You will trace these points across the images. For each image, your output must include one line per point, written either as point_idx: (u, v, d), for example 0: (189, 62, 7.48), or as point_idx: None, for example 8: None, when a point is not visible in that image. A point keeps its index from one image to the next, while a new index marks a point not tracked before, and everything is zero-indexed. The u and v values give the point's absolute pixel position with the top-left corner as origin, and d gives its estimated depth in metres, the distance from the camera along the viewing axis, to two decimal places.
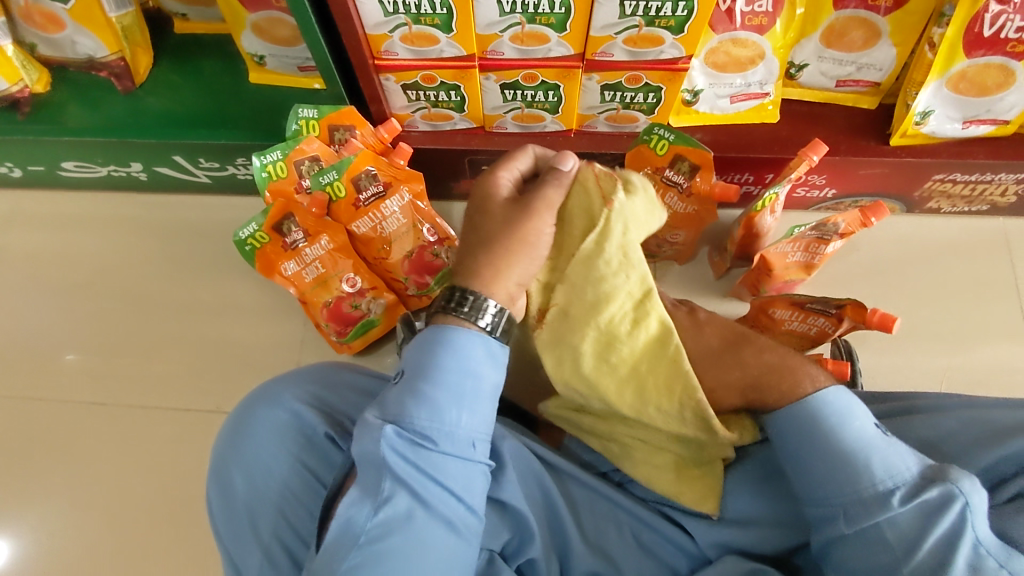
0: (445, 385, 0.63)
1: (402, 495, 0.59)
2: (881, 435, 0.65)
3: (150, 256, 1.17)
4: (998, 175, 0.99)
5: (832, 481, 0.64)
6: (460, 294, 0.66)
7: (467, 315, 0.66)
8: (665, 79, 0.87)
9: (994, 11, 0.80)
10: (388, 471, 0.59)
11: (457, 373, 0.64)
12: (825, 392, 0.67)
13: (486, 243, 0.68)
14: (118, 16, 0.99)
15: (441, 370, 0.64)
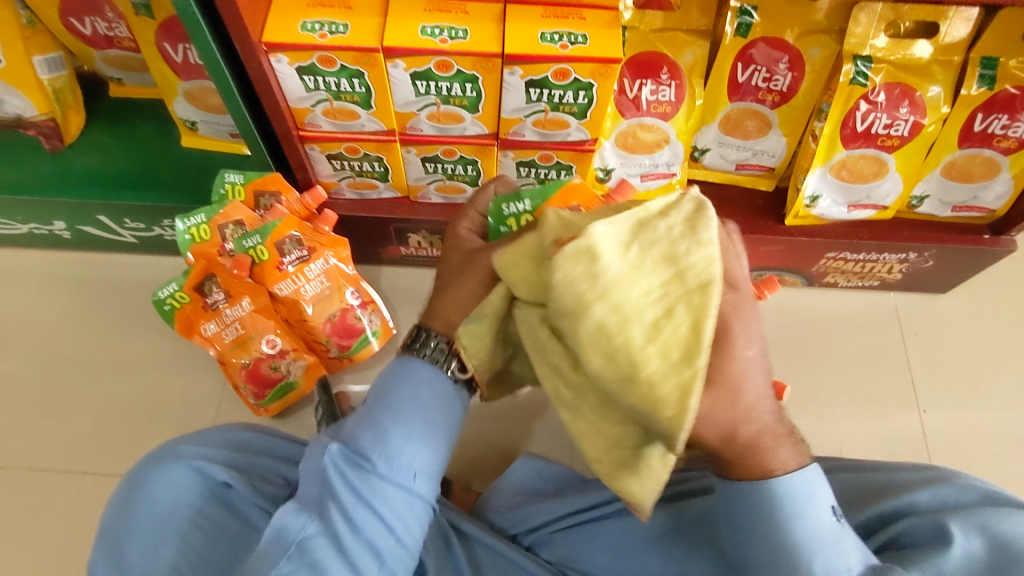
0: (402, 416, 0.61)
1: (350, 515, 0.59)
2: (835, 528, 0.57)
3: (66, 315, 1.15)
4: (883, 255, 1.07)
5: (768, 572, 0.57)
6: (425, 335, 0.65)
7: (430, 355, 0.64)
8: (575, 159, 0.93)
9: (863, 109, 0.91)
10: (339, 489, 0.59)
11: (415, 407, 0.62)
12: (791, 474, 0.56)
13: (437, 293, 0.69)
14: (50, 78, 1.02)
15: (401, 400, 0.62)
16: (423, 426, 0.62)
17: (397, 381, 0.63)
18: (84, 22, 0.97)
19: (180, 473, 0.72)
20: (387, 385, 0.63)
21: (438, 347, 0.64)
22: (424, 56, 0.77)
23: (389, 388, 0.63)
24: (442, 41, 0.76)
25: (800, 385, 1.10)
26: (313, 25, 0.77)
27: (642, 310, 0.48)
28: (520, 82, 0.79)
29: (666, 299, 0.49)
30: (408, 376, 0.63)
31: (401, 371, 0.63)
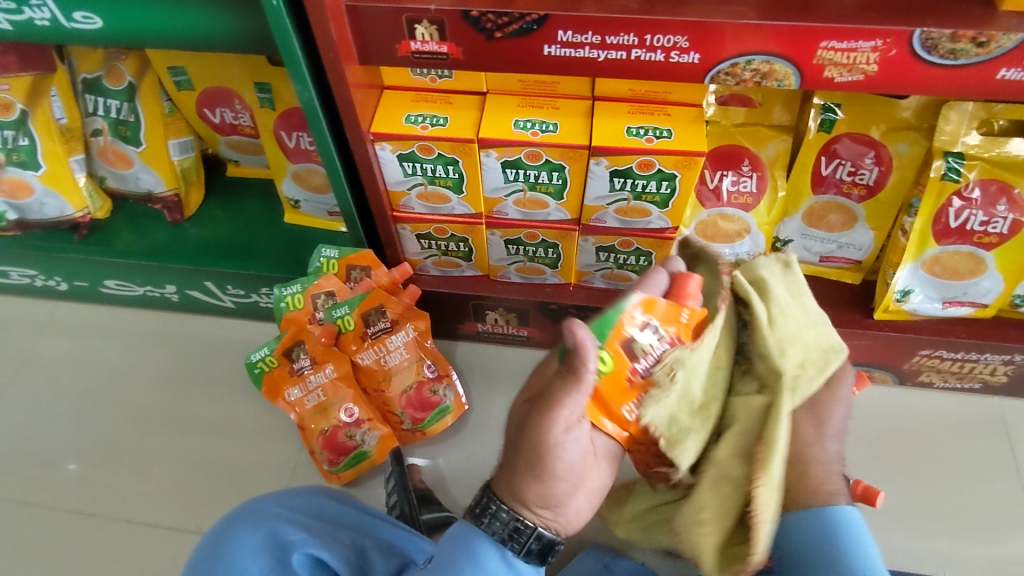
0: None
1: None
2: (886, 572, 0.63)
3: (166, 372, 1.23)
4: (985, 356, 1.01)
5: None
6: (488, 502, 0.60)
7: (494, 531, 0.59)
8: (655, 245, 0.94)
9: (956, 206, 0.89)
10: None
11: None
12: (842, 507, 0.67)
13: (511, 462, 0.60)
14: (180, 159, 1.15)
15: None
16: None
17: (461, 557, 0.59)
18: (215, 112, 1.09)
19: (258, 538, 0.73)
20: (456, 550, 0.60)
21: (505, 526, 0.59)
22: (515, 146, 0.82)
23: (457, 563, 0.59)
24: (533, 134, 0.81)
25: (897, 492, 1.02)
26: (416, 117, 0.83)
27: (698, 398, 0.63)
28: (605, 171, 0.83)
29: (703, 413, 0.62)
30: (480, 554, 0.59)
31: (467, 546, 0.60)
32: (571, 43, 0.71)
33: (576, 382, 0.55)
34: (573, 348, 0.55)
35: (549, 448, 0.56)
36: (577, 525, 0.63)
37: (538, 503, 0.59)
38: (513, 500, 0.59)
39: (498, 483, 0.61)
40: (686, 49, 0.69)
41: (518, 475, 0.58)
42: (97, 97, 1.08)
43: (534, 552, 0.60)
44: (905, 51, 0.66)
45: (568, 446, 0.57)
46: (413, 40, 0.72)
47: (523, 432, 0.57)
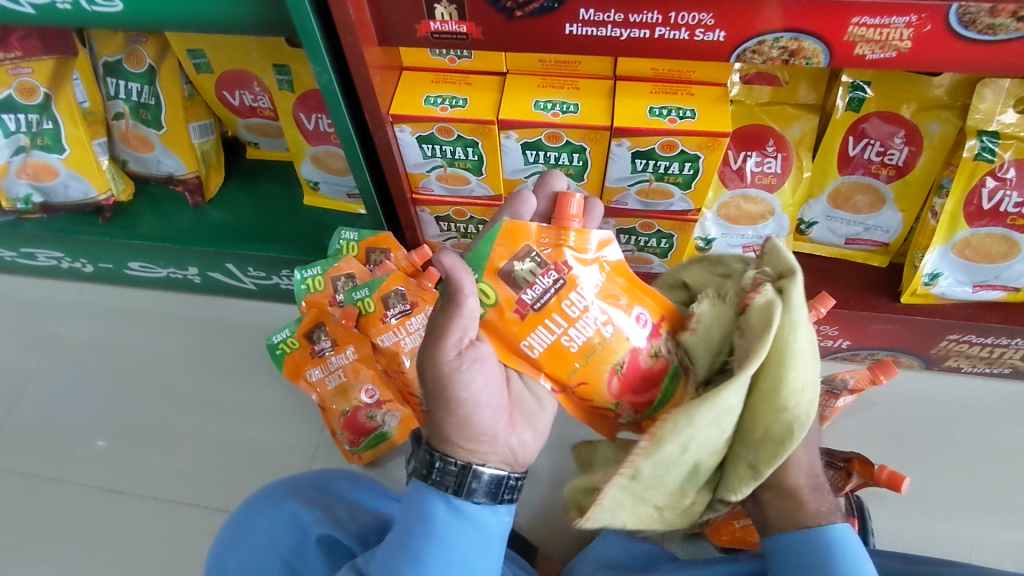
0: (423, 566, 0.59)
1: None
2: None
3: (189, 353, 1.25)
4: (1015, 341, 0.98)
5: None
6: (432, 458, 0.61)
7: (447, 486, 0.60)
8: (676, 227, 0.93)
9: (990, 186, 0.86)
10: None
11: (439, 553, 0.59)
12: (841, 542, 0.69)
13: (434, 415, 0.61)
14: (200, 142, 1.16)
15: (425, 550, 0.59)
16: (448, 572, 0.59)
17: (416, 517, 0.60)
18: (235, 95, 1.09)
19: (281, 518, 0.74)
20: (408, 513, 0.61)
21: (452, 474, 0.60)
22: (535, 127, 0.81)
23: (413, 523, 0.60)
24: (554, 115, 0.80)
25: (921, 478, 1.01)
26: (435, 99, 0.83)
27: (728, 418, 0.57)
28: (627, 153, 0.82)
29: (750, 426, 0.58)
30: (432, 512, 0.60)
31: (418, 505, 0.60)
32: (593, 22, 0.69)
33: (455, 308, 0.56)
34: (444, 276, 0.56)
35: (459, 383, 0.57)
36: (519, 452, 0.64)
37: (466, 438, 0.60)
38: (450, 446, 0.60)
39: (431, 434, 0.62)
40: (712, 27, 0.67)
41: (438, 421, 0.60)
42: (118, 80, 1.09)
43: (487, 491, 0.61)
44: (941, 26, 0.63)
45: (471, 372, 0.58)
46: (432, 20, 0.71)
47: (425, 372, 0.59)
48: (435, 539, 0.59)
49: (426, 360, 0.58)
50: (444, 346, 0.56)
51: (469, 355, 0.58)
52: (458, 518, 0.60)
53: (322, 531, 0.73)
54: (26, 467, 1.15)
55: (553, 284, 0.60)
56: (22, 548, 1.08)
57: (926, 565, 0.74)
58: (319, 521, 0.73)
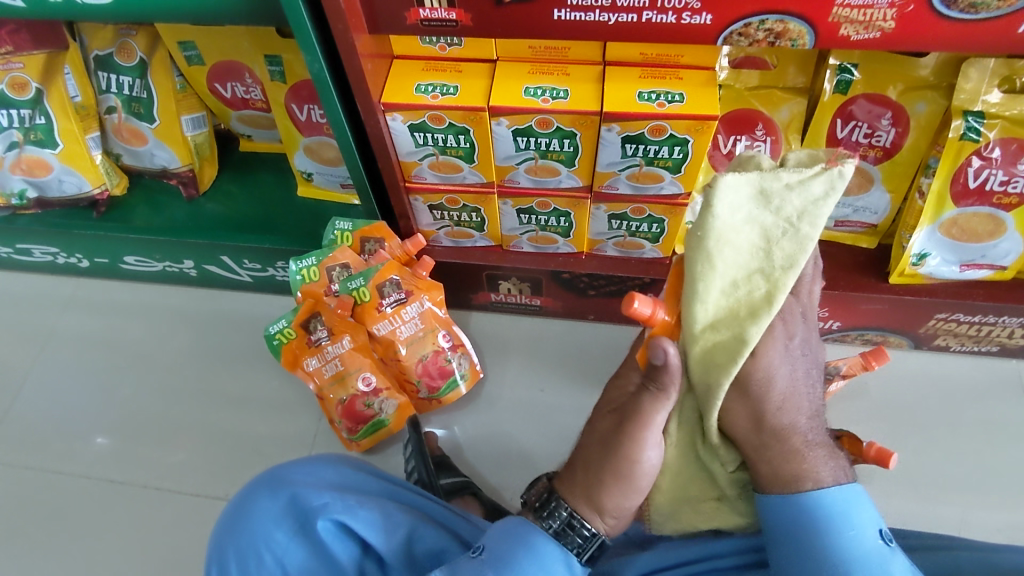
0: None
1: None
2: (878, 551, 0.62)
3: (187, 345, 1.26)
4: (1002, 318, 1.00)
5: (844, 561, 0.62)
6: (555, 503, 0.65)
7: (554, 526, 0.64)
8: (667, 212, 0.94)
9: (975, 165, 0.88)
10: None
11: None
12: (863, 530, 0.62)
13: (596, 471, 0.64)
14: (193, 135, 1.16)
15: (516, 570, 0.62)
16: None
17: (519, 550, 0.63)
18: (227, 87, 1.09)
19: (280, 504, 0.75)
20: (515, 544, 0.63)
21: (564, 522, 0.64)
22: (525, 114, 0.81)
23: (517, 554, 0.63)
24: (544, 101, 0.81)
25: (911, 456, 1.02)
26: (427, 87, 0.83)
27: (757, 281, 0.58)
28: (617, 138, 0.82)
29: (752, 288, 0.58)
30: (539, 546, 0.63)
31: (526, 540, 0.63)
32: (581, 7, 0.70)
33: (664, 398, 0.60)
34: (659, 366, 0.58)
35: (632, 459, 0.62)
36: (623, 528, 0.68)
37: (610, 511, 0.64)
38: (590, 510, 0.64)
39: (573, 495, 0.65)
40: (698, 10, 0.68)
41: (599, 484, 0.64)
42: (110, 75, 1.09)
43: (584, 552, 0.64)
44: (923, 6, 0.64)
45: (648, 451, 0.62)
46: (422, 7, 0.72)
47: (612, 448, 0.63)
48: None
49: (625, 439, 0.62)
50: (640, 433, 0.61)
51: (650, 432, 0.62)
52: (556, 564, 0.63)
53: (326, 517, 0.73)
54: (28, 460, 1.16)
55: None
56: (26, 540, 1.09)
57: (915, 538, 0.75)
58: (320, 507, 0.74)
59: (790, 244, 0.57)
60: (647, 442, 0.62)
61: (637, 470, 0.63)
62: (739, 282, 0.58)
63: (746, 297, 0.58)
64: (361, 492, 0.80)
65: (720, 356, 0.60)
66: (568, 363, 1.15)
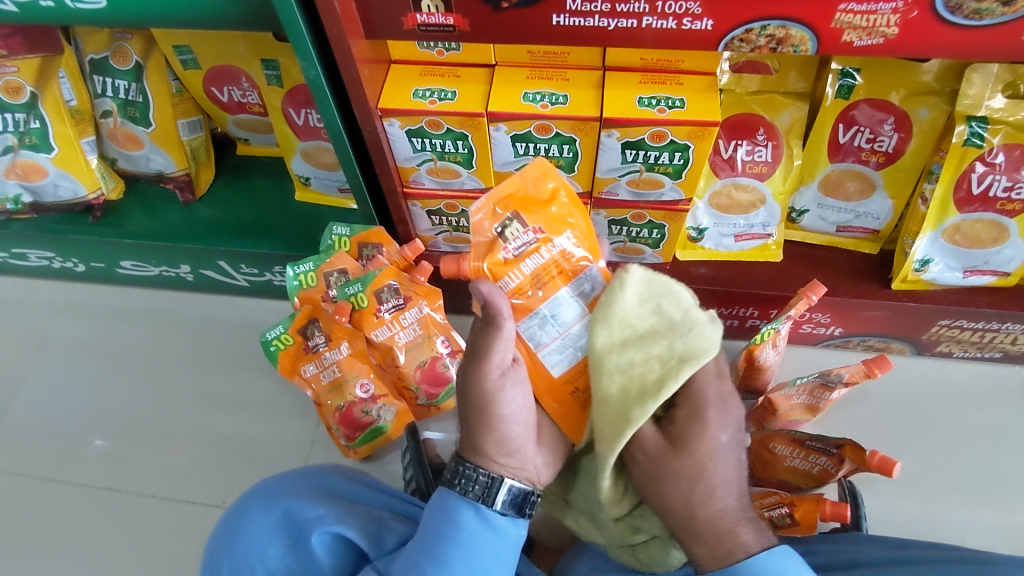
0: (439, 560, 0.63)
1: None
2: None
3: (183, 350, 1.25)
4: (1005, 325, 0.99)
5: None
6: (459, 468, 0.66)
7: (473, 492, 0.65)
8: (667, 217, 0.93)
9: (979, 171, 0.87)
10: None
11: (457, 549, 0.64)
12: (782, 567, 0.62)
13: (469, 417, 0.67)
14: (190, 139, 1.15)
15: (444, 542, 0.64)
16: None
17: (443, 523, 0.65)
18: (223, 91, 1.08)
19: (273, 518, 0.74)
20: (431, 524, 0.65)
21: (481, 484, 0.65)
22: (524, 119, 0.80)
23: (436, 531, 0.65)
24: (543, 106, 0.80)
25: (914, 463, 1.01)
26: (424, 92, 0.82)
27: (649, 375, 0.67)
28: (617, 143, 0.81)
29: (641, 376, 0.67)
30: (453, 516, 0.65)
31: (447, 511, 0.65)
32: (580, 12, 0.69)
33: (495, 329, 0.65)
34: (484, 304, 0.66)
35: (488, 394, 0.65)
36: (544, 468, 0.72)
37: (499, 451, 0.67)
38: (485, 460, 0.67)
39: (467, 452, 0.67)
40: (699, 16, 0.67)
41: (474, 430, 0.67)
42: (105, 78, 1.08)
43: (509, 505, 0.66)
44: (926, 11, 0.63)
45: (506, 391, 0.66)
46: (419, 12, 0.71)
47: (468, 390, 0.66)
48: (458, 545, 0.64)
49: (470, 377, 0.66)
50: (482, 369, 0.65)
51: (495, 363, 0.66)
52: (472, 525, 0.65)
53: (321, 530, 0.72)
54: (23, 466, 1.15)
55: (527, 238, 0.71)
56: (21, 547, 1.08)
57: (919, 550, 0.74)
58: (313, 520, 0.73)
59: (691, 338, 0.67)
60: (492, 380, 0.65)
61: (500, 405, 0.66)
62: (637, 363, 0.68)
63: (640, 378, 0.67)
64: (355, 501, 0.79)
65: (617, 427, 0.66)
66: None
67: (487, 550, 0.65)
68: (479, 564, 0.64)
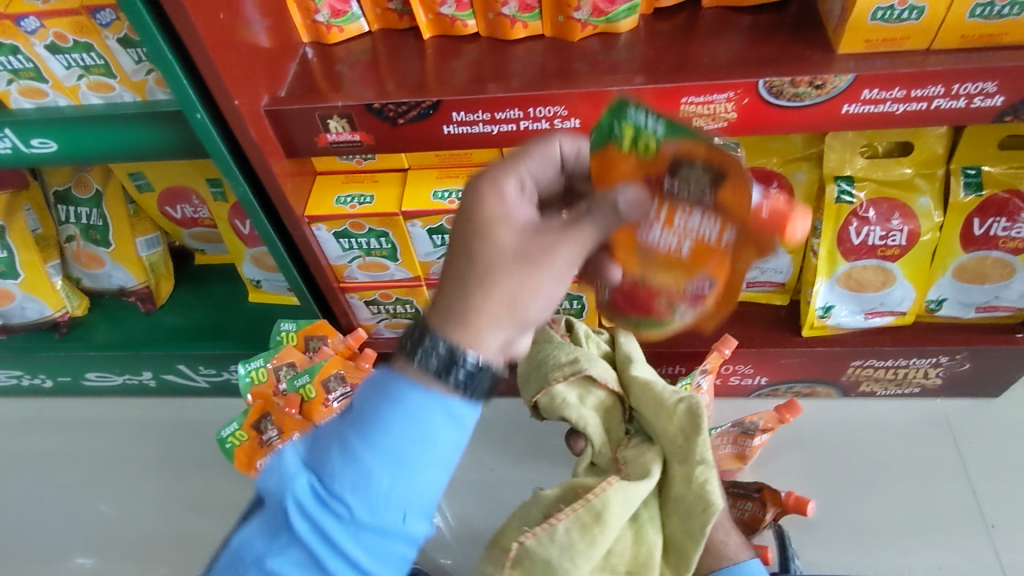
0: (378, 446, 0.52)
1: (296, 551, 0.53)
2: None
3: (148, 455, 1.29)
4: (914, 361, 1.05)
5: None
6: (420, 331, 0.55)
7: (422, 361, 0.54)
8: (583, 288, 1.01)
9: (856, 224, 0.96)
10: (289, 529, 0.53)
11: (403, 420, 0.52)
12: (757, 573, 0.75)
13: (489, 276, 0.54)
14: (148, 254, 1.24)
15: (381, 416, 0.52)
16: (398, 463, 0.52)
17: (382, 399, 0.53)
18: (176, 208, 1.18)
19: None
20: (335, 448, 0.53)
21: (442, 356, 0.53)
22: (435, 214, 0.89)
23: (353, 417, 0.54)
24: (450, 202, 0.89)
25: (851, 503, 1.04)
26: (346, 198, 0.92)
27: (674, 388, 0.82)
28: None
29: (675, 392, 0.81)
30: (352, 457, 0.52)
31: (387, 389, 0.53)
32: (466, 122, 0.79)
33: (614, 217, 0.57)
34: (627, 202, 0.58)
35: (547, 251, 0.55)
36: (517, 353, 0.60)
37: (506, 315, 0.55)
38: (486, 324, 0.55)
39: (433, 315, 0.56)
40: (567, 117, 0.78)
41: (491, 285, 0.54)
42: (68, 207, 1.18)
43: (472, 388, 0.54)
44: (755, 98, 0.73)
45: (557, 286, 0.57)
46: (328, 132, 0.82)
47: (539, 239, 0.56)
48: (393, 404, 0.53)
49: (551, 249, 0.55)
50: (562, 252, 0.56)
51: (516, 187, 0.60)
52: (384, 469, 0.52)
53: None
54: None
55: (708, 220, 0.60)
56: None
57: None
58: None
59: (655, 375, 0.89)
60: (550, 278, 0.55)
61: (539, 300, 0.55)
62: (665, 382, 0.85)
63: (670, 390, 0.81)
64: None
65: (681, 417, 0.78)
66: (515, 439, 1.19)
67: (434, 418, 0.53)
68: (413, 441, 0.52)
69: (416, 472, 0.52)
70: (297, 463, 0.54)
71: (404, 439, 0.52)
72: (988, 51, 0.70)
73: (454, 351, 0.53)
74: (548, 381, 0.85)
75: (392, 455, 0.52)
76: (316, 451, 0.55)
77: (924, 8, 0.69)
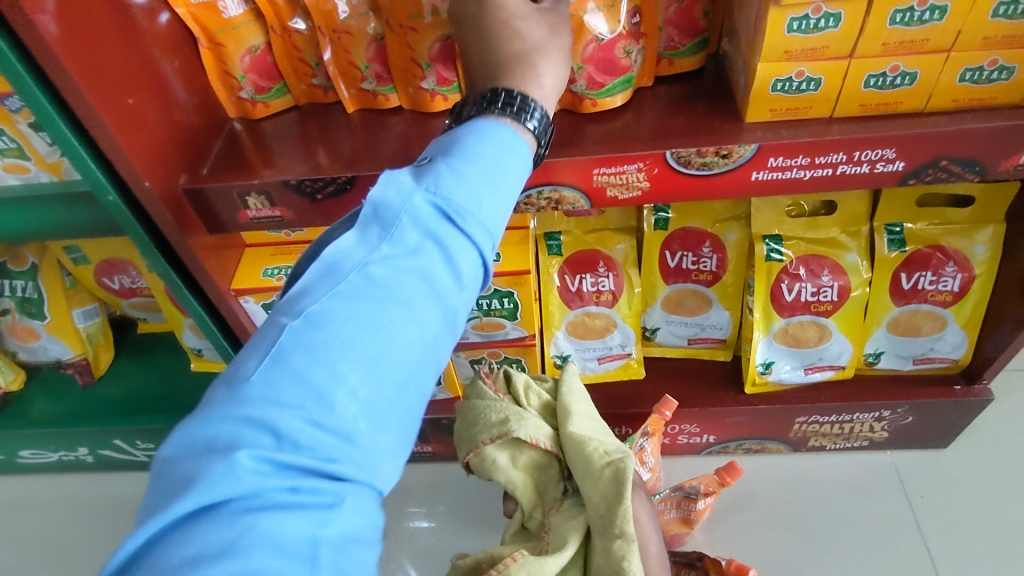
0: (477, 164, 0.48)
1: (278, 379, 0.39)
2: None
3: (83, 535, 1.23)
4: (857, 416, 1.04)
5: None
6: (505, 92, 0.54)
7: (512, 113, 0.53)
8: (521, 352, 1.00)
9: (787, 281, 0.97)
10: (286, 349, 0.40)
11: (500, 148, 0.50)
12: None
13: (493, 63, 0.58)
14: (85, 325, 1.22)
15: (475, 147, 0.49)
16: (486, 190, 0.48)
17: (478, 127, 0.51)
18: (114, 279, 1.17)
19: None
20: (272, 366, 0.40)
21: (514, 104, 0.54)
22: None
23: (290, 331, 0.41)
24: None
25: (804, 565, 1.02)
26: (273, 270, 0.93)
27: (608, 449, 0.80)
28: None
29: (609, 453, 0.79)
30: (367, 279, 0.44)
31: (488, 125, 0.51)
32: None
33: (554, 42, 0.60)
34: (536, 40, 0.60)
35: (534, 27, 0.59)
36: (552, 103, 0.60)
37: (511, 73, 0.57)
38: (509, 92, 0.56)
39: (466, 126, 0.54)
40: None
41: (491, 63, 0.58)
42: (3, 280, 1.16)
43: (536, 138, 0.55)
44: (665, 167, 0.74)
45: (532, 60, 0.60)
46: (248, 209, 0.81)
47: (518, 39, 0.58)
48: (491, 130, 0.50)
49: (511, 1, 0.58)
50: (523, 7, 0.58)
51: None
52: (353, 300, 0.42)
53: None
54: None
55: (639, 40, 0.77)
56: None
57: None
58: None
59: (599, 431, 0.87)
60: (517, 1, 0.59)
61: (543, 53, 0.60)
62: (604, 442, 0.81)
63: (603, 452, 0.79)
64: None
65: (609, 483, 0.76)
66: (462, 507, 1.15)
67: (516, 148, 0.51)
68: (492, 154, 0.49)
69: (488, 219, 0.48)
70: (216, 416, 0.39)
71: (400, 267, 0.44)
72: (887, 118, 0.72)
73: (453, 197, 0.46)
74: (476, 443, 0.82)
75: (378, 295, 0.43)
76: (233, 391, 0.40)
77: (821, 80, 0.70)
